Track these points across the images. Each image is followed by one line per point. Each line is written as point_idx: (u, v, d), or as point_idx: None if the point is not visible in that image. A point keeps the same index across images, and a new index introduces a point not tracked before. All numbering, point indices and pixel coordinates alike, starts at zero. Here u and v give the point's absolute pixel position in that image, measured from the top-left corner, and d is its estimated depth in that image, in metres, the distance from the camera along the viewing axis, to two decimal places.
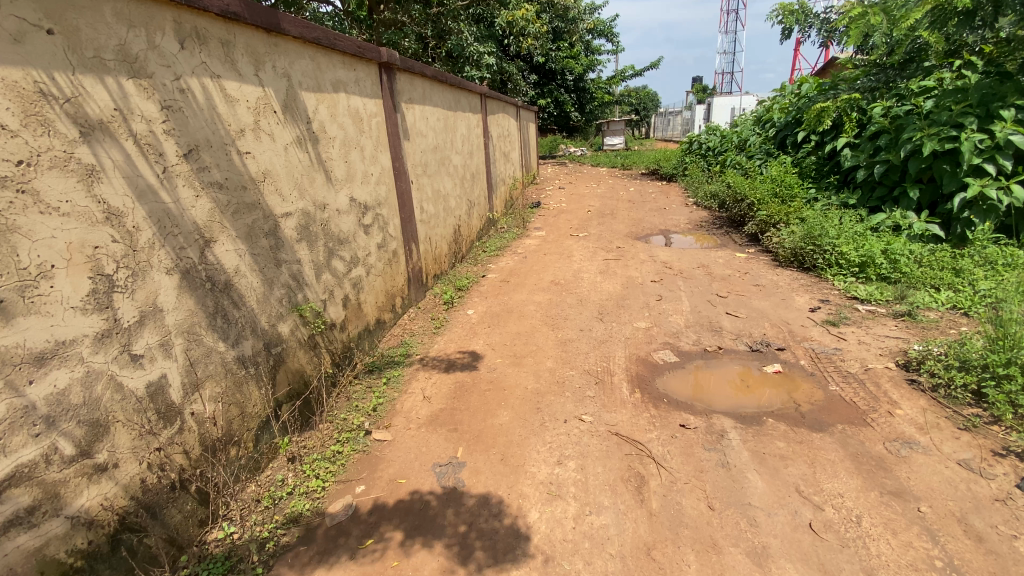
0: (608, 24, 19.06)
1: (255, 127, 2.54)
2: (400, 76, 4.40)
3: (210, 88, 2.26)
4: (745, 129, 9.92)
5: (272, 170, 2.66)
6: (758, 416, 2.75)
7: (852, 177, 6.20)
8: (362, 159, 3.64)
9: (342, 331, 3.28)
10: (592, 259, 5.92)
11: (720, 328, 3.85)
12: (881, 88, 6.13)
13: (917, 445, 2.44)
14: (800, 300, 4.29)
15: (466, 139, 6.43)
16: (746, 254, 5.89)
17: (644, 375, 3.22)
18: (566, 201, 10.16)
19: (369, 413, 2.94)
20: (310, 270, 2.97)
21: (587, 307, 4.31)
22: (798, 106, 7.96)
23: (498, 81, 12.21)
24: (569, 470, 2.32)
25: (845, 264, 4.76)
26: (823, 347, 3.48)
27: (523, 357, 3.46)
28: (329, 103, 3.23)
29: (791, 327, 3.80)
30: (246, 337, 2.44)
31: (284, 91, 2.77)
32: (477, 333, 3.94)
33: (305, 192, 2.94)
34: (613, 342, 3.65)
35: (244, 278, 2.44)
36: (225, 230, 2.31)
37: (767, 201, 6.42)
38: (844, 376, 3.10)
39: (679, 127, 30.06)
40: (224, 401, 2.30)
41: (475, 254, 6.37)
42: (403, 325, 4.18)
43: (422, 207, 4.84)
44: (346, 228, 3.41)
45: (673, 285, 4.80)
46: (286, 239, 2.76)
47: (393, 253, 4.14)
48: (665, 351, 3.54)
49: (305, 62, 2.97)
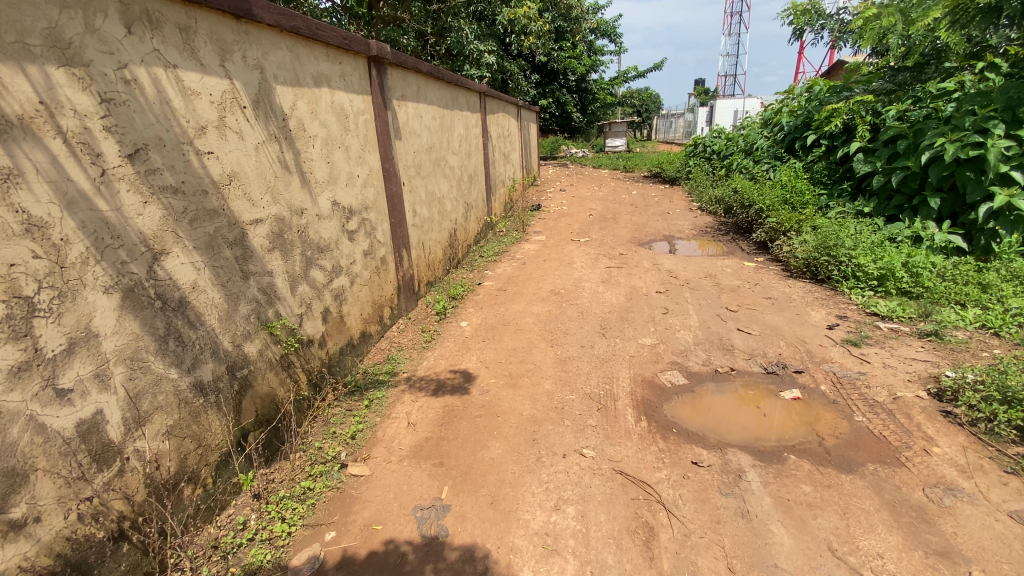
0: (611, 24, 18.80)
1: (220, 123, 2.26)
2: (392, 71, 4.13)
3: (164, 79, 1.98)
4: (751, 131, 9.62)
5: (240, 172, 2.38)
6: (778, 452, 2.48)
7: (867, 184, 5.91)
8: (347, 160, 3.36)
9: (319, 348, 3.01)
10: (594, 266, 5.65)
11: (731, 346, 3.57)
12: (897, 90, 6.05)
13: (959, 491, 2.17)
14: (816, 316, 4.02)
15: (463, 139, 6.16)
16: (755, 263, 5.62)
17: (650, 400, 2.94)
18: (567, 204, 9.89)
19: (346, 442, 2.66)
20: (283, 282, 2.70)
21: (588, 320, 4.03)
22: (808, 109, 7.67)
23: (499, 81, 11.95)
24: (568, 518, 2.05)
25: (862, 277, 4.47)
26: (844, 370, 3.20)
27: (520, 377, 3.18)
28: (310, 98, 2.96)
29: (808, 346, 3.52)
30: (204, 360, 2.18)
31: (255, 85, 2.49)
32: (470, 349, 3.66)
33: (279, 197, 2.66)
34: (617, 361, 3.38)
35: (203, 294, 2.18)
36: (179, 241, 2.04)
37: (776, 207, 6.12)
38: (870, 407, 2.83)
39: (681, 129, 29.81)
40: (175, 434, 2.03)
41: (471, 259, 6.09)
42: (391, 337, 3.90)
43: (414, 210, 4.56)
44: (328, 234, 3.14)
45: (680, 297, 4.53)
46: (256, 249, 2.50)
47: (381, 260, 3.87)
48: (672, 372, 3.26)
49: (281, 53, 2.69)
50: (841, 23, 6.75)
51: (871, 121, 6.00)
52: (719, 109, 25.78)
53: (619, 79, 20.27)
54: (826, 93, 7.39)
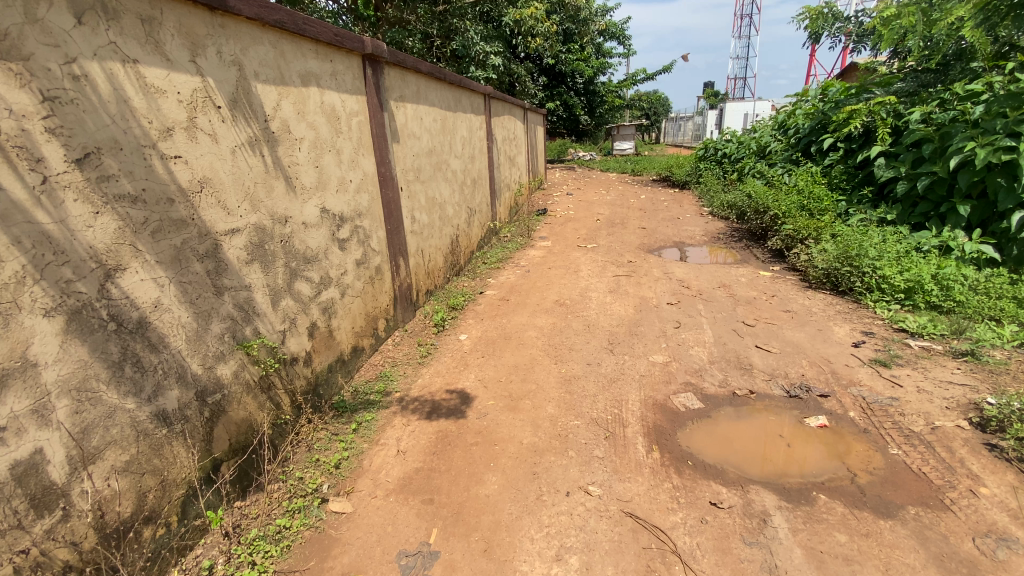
0: (620, 25, 18.54)
1: (189, 124, 2.06)
2: (389, 71, 3.92)
3: (121, 76, 1.79)
4: (764, 134, 9.32)
5: (213, 178, 2.18)
6: (806, 491, 2.24)
7: (889, 191, 5.61)
8: (337, 164, 3.15)
9: (305, 366, 2.80)
10: (601, 275, 5.40)
11: (750, 365, 3.31)
12: (920, 92, 5.76)
13: (1015, 543, 1.91)
14: (839, 332, 3.75)
15: (466, 141, 5.95)
16: (771, 272, 5.35)
17: (663, 428, 2.70)
18: (574, 208, 9.64)
19: (329, 472, 2.45)
20: (263, 297, 2.49)
21: (595, 335, 3.78)
22: (823, 112, 7.38)
23: (506, 83, 11.75)
24: (571, 571, 1.81)
25: (887, 289, 4.21)
26: (874, 395, 2.94)
27: (521, 399, 2.94)
28: (296, 98, 2.75)
29: (833, 366, 3.26)
30: (168, 386, 1.97)
31: (232, 83, 2.29)
32: (469, 365, 3.43)
33: (259, 204, 2.46)
34: (626, 381, 3.14)
35: (167, 312, 1.97)
36: (137, 255, 1.84)
37: (793, 214, 5.85)
38: (905, 438, 2.57)
39: (690, 132, 29.44)
40: (131, 471, 1.82)
41: (473, 266, 5.87)
42: (385, 351, 3.68)
43: (413, 216, 4.34)
44: (316, 243, 2.93)
45: (693, 309, 4.27)
46: (232, 262, 2.29)
47: (376, 270, 3.65)
48: (686, 395, 3.01)
49: (263, 49, 2.49)
50: (860, 25, 6.44)
51: (892, 123, 5.70)
52: (729, 112, 25.34)
53: (628, 81, 19.98)
54: (842, 96, 7.12)
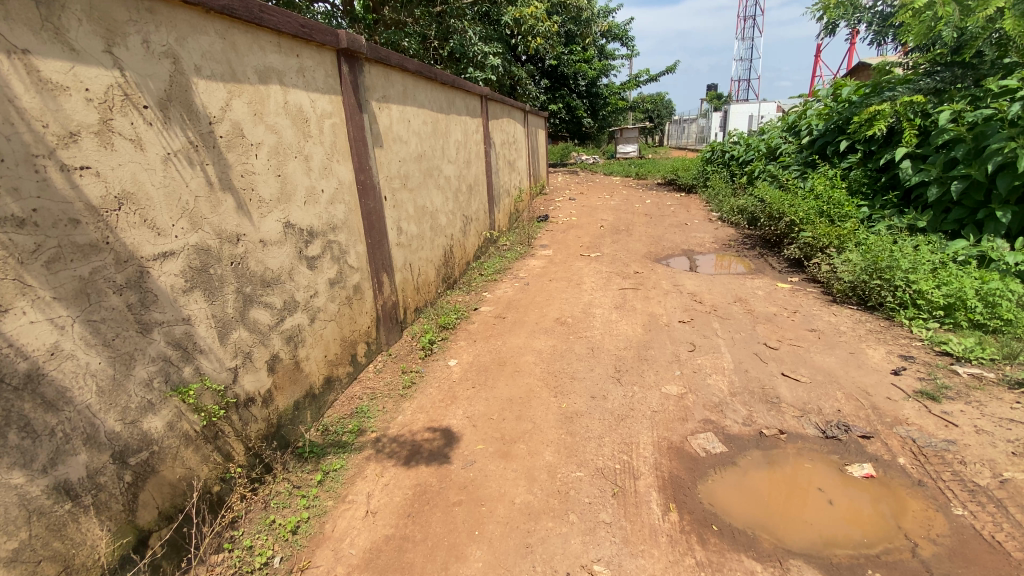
0: (623, 27, 18.15)
1: (103, 128, 1.69)
2: (371, 69, 3.54)
3: (4, 69, 1.43)
4: (774, 136, 8.88)
5: (137, 191, 1.80)
6: (859, 569, 1.84)
7: (917, 195, 5.19)
8: (305, 171, 2.77)
9: (263, 406, 2.42)
10: (606, 288, 5.00)
11: (777, 398, 2.90)
12: (948, 89, 5.27)
13: None
14: (874, 356, 3.34)
15: (461, 145, 5.57)
16: (789, 284, 4.94)
17: (681, 480, 2.31)
18: (576, 214, 9.25)
19: (284, 540, 2.07)
20: (208, 331, 2.11)
21: (600, 360, 3.38)
22: (839, 111, 6.95)
23: (507, 86, 11.39)
24: None
25: (924, 305, 3.80)
26: (926, 437, 2.54)
27: (514, 443, 2.55)
28: (252, 97, 2.37)
29: (872, 399, 2.85)
30: (72, 452, 1.59)
31: (165, 79, 1.92)
32: (458, 398, 3.04)
33: (202, 221, 2.08)
34: (635, 418, 2.73)
35: (70, 360, 1.59)
36: (25, 292, 1.47)
37: (812, 221, 5.43)
38: (969, 494, 2.17)
39: (695, 134, 29.06)
40: (21, 560, 1.47)
41: (468, 278, 5.48)
42: (365, 379, 3.30)
43: (399, 227, 3.96)
44: (278, 263, 2.54)
45: (708, 328, 3.86)
46: (164, 292, 1.91)
47: (354, 289, 3.27)
48: (706, 436, 2.61)
49: (208, 40, 2.12)
50: (880, 15, 5.96)
51: (920, 123, 5.27)
52: (734, 114, 24.88)
53: (631, 83, 19.59)
54: (857, 95, 6.67)
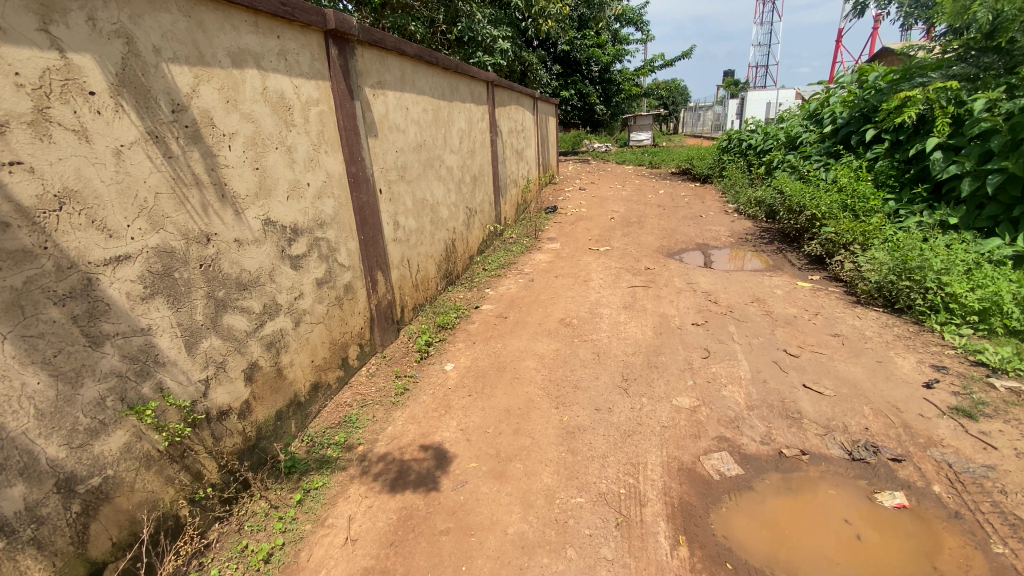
0: (638, 11, 17.61)
1: (37, 119, 1.50)
2: (363, 52, 3.31)
3: None
4: (794, 124, 8.47)
5: (82, 188, 1.62)
6: None
7: (948, 189, 4.85)
8: (288, 163, 2.56)
9: (240, 419, 2.24)
10: (614, 285, 4.76)
11: (798, 414, 2.67)
12: (983, 75, 4.89)
13: None
14: (904, 366, 3.08)
15: (465, 134, 5.32)
16: (810, 283, 4.67)
17: (691, 507, 2.10)
18: (586, 205, 8.97)
19: (254, 571, 1.90)
20: (172, 342, 1.92)
21: (606, 367, 3.16)
22: (864, 98, 6.56)
23: (518, 72, 11.03)
24: None
25: (957, 309, 3.52)
26: (963, 462, 2.29)
27: (509, 461, 2.35)
28: (224, 82, 2.16)
29: (903, 416, 2.61)
30: (6, 484, 1.43)
31: (116, 62, 1.72)
32: (452, 407, 2.84)
33: (163, 221, 1.88)
34: (644, 435, 2.52)
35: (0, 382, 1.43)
36: None
37: (835, 215, 5.12)
38: (1015, 531, 1.93)
39: (710, 122, 28.42)
40: None
41: (471, 274, 5.27)
42: (357, 384, 3.11)
43: (396, 221, 3.75)
44: (257, 264, 2.35)
45: (723, 332, 3.62)
46: (118, 301, 1.73)
47: (345, 289, 3.07)
48: (720, 456, 2.39)
49: (170, 18, 1.90)
50: None
51: (954, 111, 4.90)
52: (750, 101, 24.18)
53: (645, 69, 19.07)
54: (885, 81, 6.27)
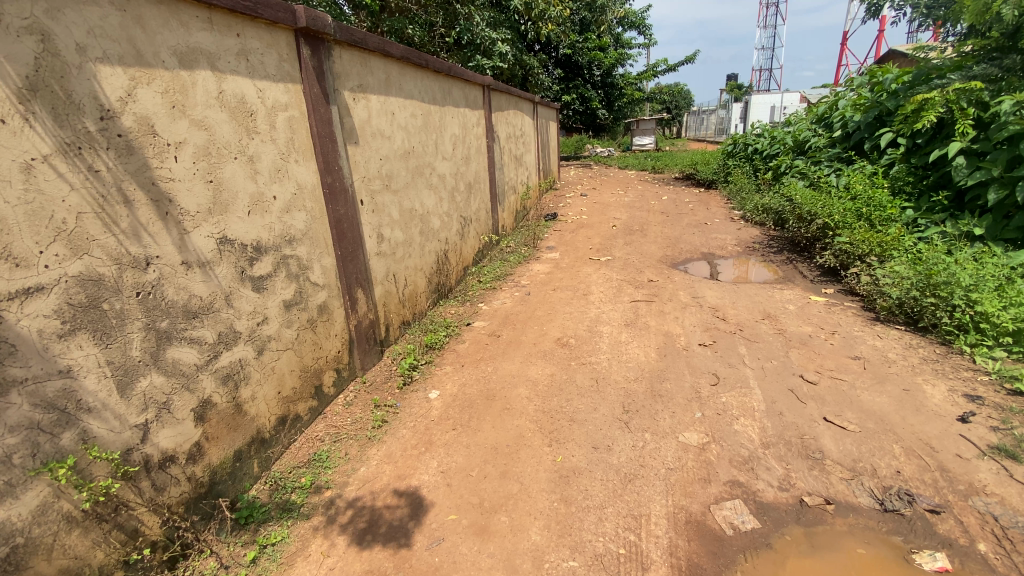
0: (640, 15, 17.39)
1: None
2: (341, 52, 3.05)
3: None
4: (802, 128, 8.18)
5: None
6: None
7: (972, 198, 4.56)
8: (249, 175, 2.30)
9: (188, 465, 1.98)
10: (616, 300, 4.48)
11: (820, 453, 2.38)
12: (1005, 78, 4.59)
13: None
14: (934, 396, 2.79)
15: (458, 139, 5.06)
16: (824, 297, 4.38)
17: (702, 571, 1.81)
18: (588, 212, 8.70)
19: None
20: (99, 383, 1.66)
21: (606, 396, 2.88)
22: (875, 101, 6.27)
23: (518, 76, 10.78)
24: None
25: (988, 330, 3.23)
26: (1010, 515, 1.99)
27: (494, 513, 2.08)
28: (169, 83, 1.91)
29: (939, 458, 2.31)
30: None
31: (27, 62, 1.46)
32: (434, 444, 2.57)
33: (88, 244, 1.63)
34: (646, 479, 2.24)
35: None
36: None
37: (849, 224, 4.82)
38: None
39: (714, 126, 28.19)
40: None
41: (464, 287, 5.00)
42: (332, 414, 2.85)
43: (380, 234, 3.49)
44: (210, 289, 2.09)
45: (733, 354, 3.33)
46: (28, 341, 1.47)
47: (319, 310, 2.81)
48: (733, 505, 2.11)
49: (101, 12, 1.65)
50: None
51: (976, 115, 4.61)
52: (755, 105, 23.90)
53: (648, 73, 18.85)
54: (898, 84, 5.98)
